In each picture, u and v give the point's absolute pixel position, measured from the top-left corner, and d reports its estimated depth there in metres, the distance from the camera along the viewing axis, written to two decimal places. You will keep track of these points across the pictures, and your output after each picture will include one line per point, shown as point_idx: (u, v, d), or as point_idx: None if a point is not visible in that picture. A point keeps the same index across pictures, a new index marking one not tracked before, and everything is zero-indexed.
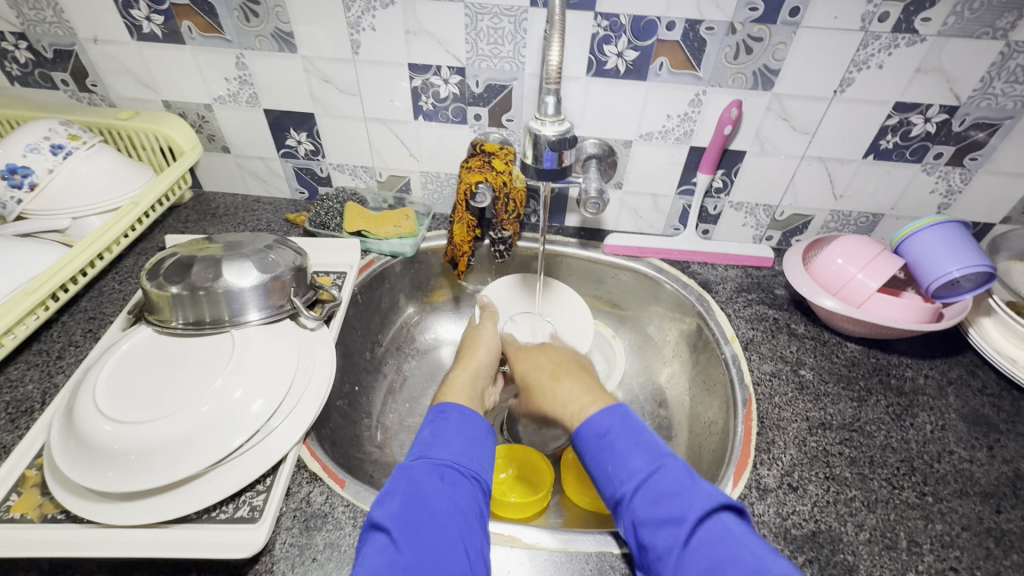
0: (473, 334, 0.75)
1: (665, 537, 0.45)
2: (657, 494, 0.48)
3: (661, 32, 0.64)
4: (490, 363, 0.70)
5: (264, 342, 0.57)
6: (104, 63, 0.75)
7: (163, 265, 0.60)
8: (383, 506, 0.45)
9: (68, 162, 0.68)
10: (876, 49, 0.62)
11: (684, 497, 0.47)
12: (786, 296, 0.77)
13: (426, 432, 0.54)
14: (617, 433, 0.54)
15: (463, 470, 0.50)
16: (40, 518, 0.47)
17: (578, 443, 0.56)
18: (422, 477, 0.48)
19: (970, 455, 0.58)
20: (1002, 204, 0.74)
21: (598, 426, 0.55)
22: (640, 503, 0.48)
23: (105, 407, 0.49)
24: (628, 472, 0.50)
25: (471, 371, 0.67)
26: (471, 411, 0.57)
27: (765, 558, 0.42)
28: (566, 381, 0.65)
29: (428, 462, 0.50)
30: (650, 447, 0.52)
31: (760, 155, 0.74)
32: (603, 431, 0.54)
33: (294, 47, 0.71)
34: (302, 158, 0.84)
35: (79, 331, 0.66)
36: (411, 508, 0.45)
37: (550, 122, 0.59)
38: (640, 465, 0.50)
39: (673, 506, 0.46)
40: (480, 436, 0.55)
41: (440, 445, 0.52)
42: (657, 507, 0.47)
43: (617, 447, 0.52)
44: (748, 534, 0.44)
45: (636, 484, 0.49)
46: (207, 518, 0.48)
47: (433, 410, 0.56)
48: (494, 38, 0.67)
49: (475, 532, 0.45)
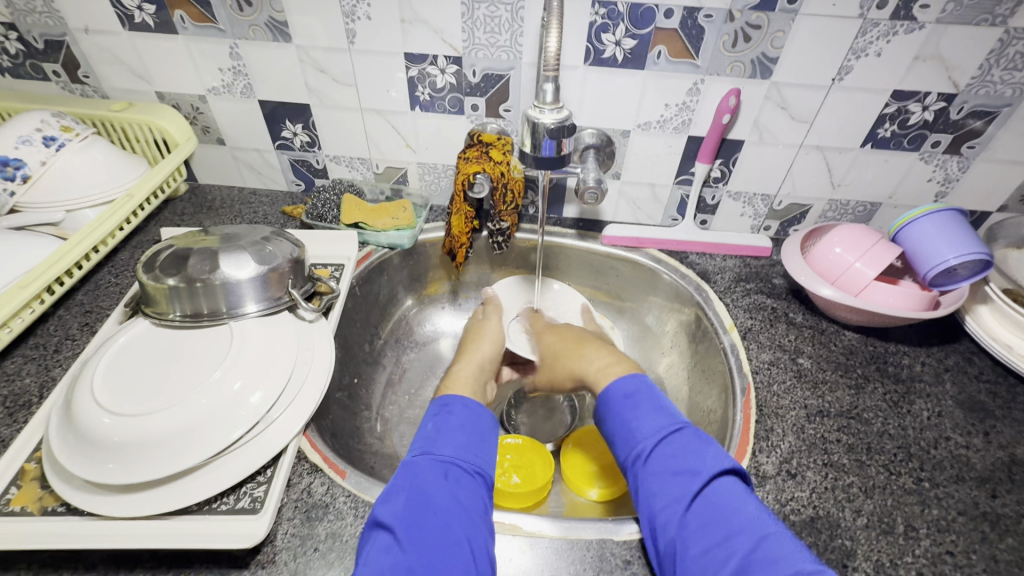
0: (477, 327, 0.75)
1: (675, 490, 0.47)
2: (675, 452, 0.50)
3: (659, 20, 0.63)
4: (495, 357, 0.70)
5: (263, 334, 0.57)
6: (96, 54, 0.74)
7: (160, 257, 0.59)
8: (386, 505, 0.45)
9: (61, 155, 0.68)
10: (874, 36, 0.62)
11: (700, 456, 0.49)
12: (784, 286, 0.78)
13: (428, 427, 0.54)
14: (643, 395, 0.56)
15: (467, 467, 0.50)
16: (40, 511, 0.47)
17: (602, 402, 0.58)
18: (425, 476, 0.48)
19: (967, 441, 0.59)
20: (999, 192, 0.74)
21: (625, 388, 0.57)
22: (657, 460, 0.50)
23: (103, 400, 0.48)
24: (648, 428, 0.52)
25: (475, 365, 0.67)
26: (474, 405, 0.57)
27: (764, 520, 0.44)
28: (586, 351, 0.67)
29: (431, 460, 0.50)
30: (671, 413, 0.54)
31: (759, 144, 0.74)
32: (630, 391, 0.56)
33: (288, 37, 0.70)
34: (298, 149, 0.83)
35: (76, 324, 0.66)
36: (414, 506, 0.45)
37: (549, 110, 0.59)
38: (659, 425, 0.52)
39: (688, 463, 0.48)
40: (483, 431, 0.55)
41: (444, 442, 0.52)
42: (672, 463, 0.49)
43: (642, 405, 0.55)
44: (748, 496, 0.46)
45: (655, 440, 0.51)
46: (208, 510, 0.48)
47: (436, 404, 0.56)
48: (491, 26, 0.66)
49: (480, 529, 0.46)
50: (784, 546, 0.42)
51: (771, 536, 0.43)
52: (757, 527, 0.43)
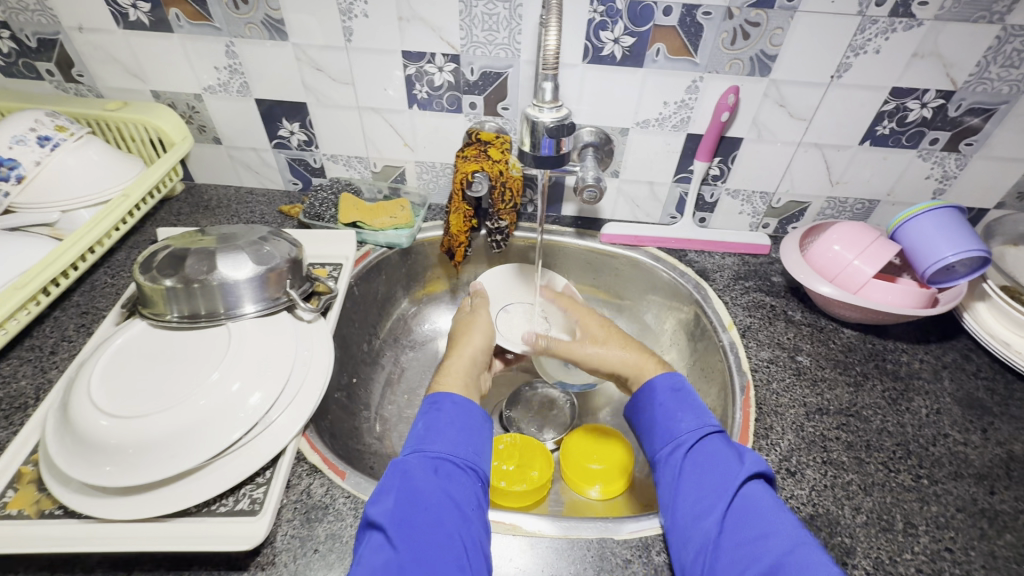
0: (467, 319, 0.74)
1: (713, 486, 0.49)
2: (714, 450, 0.51)
3: (658, 17, 0.63)
4: (485, 348, 0.70)
5: (261, 335, 0.57)
6: (89, 53, 0.74)
7: (156, 258, 0.59)
8: (377, 504, 0.45)
9: (56, 154, 0.67)
10: (873, 33, 0.62)
11: (736, 457, 0.50)
12: (783, 283, 0.78)
13: (419, 425, 0.54)
14: (687, 392, 0.58)
15: (459, 461, 0.50)
16: (38, 514, 0.47)
17: (643, 395, 0.60)
18: (415, 473, 0.48)
19: (965, 438, 0.59)
20: (996, 190, 0.74)
21: (671, 385, 0.59)
22: (696, 454, 0.52)
23: (101, 402, 0.48)
24: (691, 426, 0.54)
25: (466, 359, 0.67)
26: (464, 400, 0.57)
27: (796, 525, 0.45)
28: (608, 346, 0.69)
29: (422, 456, 0.50)
30: (710, 414, 0.56)
31: (757, 142, 0.73)
32: (675, 385, 0.59)
33: (285, 35, 0.69)
34: (295, 148, 0.83)
35: (72, 325, 0.66)
36: (405, 504, 0.45)
37: (547, 108, 0.59)
38: (701, 425, 0.54)
39: (724, 463, 0.50)
40: (475, 425, 0.55)
41: (434, 438, 0.52)
42: (710, 461, 0.51)
43: (686, 402, 0.57)
44: (781, 501, 0.48)
45: (696, 435, 0.53)
46: (207, 511, 0.48)
47: (426, 402, 0.56)
48: (489, 24, 0.66)
49: (472, 524, 0.46)
50: (819, 552, 0.42)
51: (806, 544, 0.43)
52: (790, 531, 0.44)
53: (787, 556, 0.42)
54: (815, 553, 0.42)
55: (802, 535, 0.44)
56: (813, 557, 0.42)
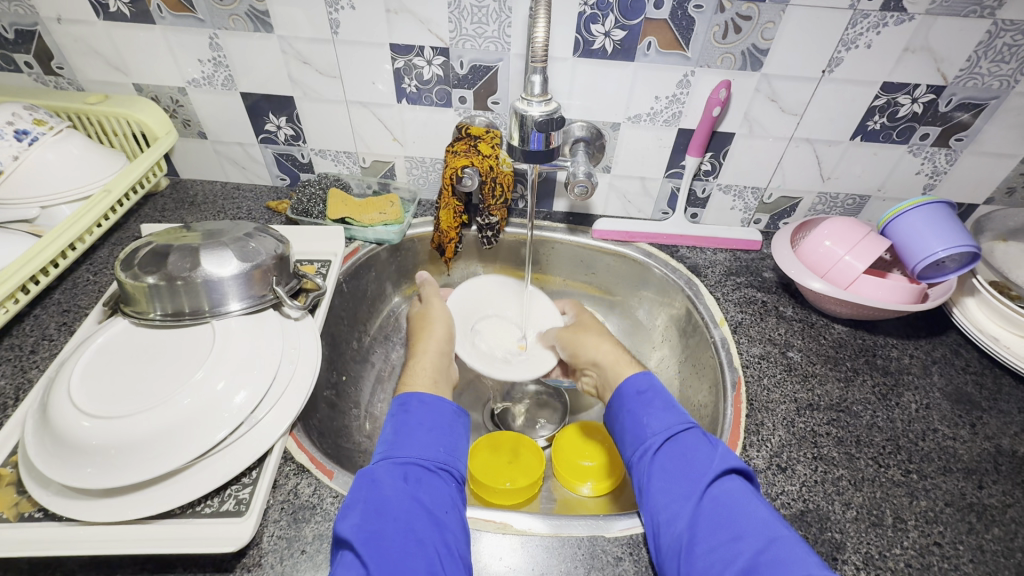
0: (422, 313, 0.74)
1: (684, 489, 0.48)
2: (682, 451, 0.51)
3: (649, 11, 0.62)
4: (449, 339, 0.71)
5: (247, 333, 0.56)
6: (70, 45, 0.72)
7: (138, 255, 0.58)
8: (346, 519, 0.44)
9: (35, 149, 0.66)
10: (864, 28, 0.62)
11: (707, 457, 0.50)
12: (774, 279, 0.78)
13: (387, 430, 0.54)
14: (655, 393, 0.58)
15: (427, 464, 0.50)
16: (17, 517, 0.46)
17: (614, 403, 0.60)
18: (384, 481, 0.48)
19: (953, 432, 0.59)
20: (985, 185, 0.74)
21: (639, 384, 0.59)
22: (665, 457, 0.51)
23: (81, 402, 0.47)
24: (659, 426, 0.54)
25: (433, 357, 0.66)
26: (432, 398, 0.57)
27: (770, 521, 0.44)
28: (588, 337, 0.70)
29: (390, 463, 0.50)
30: (680, 413, 0.55)
31: (749, 137, 0.73)
32: (642, 387, 0.59)
33: (270, 27, 0.68)
34: (282, 143, 0.81)
35: (53, 324, 0.64)
36: (374, 516, 0.45)
37: (537, 102, 0.58)
38: (669, 423, 0.54)
39: (694, 464, 0.50)
40: (446, 425, 0.55)
41: (403, 444, 0.52)
42: (679, 463, 0.50)
43: (654, 403, 0.57)
44: (755, 495, 0.47)
45: (664, 437, 0.53)
46: (192, 513, 0.47)
47: (394, 405, 0.56)
48: (478, 17, 0.65)
49: (446, 530, 0.46)
50: (794, 549, 0.42)
51: (780, 539, 0.43)
52: (763, 529, 0.44)
53: (760, 556, 0.42)
54: (791, 550, 0.42)
55: (776, 531, 0.43)
56: (786, 554, 0.41)
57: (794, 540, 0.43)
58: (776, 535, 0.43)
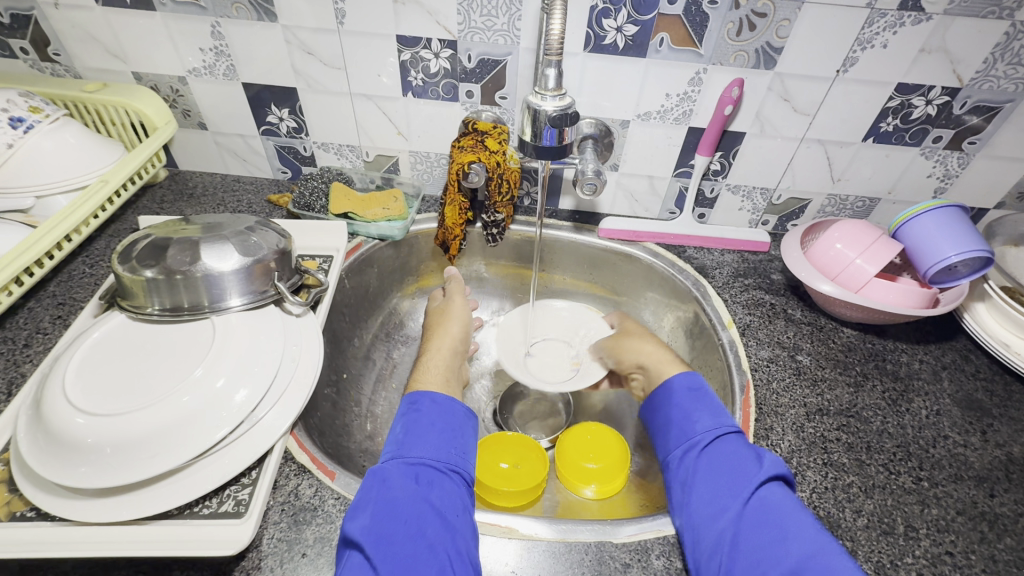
0: (443, 309, 0.73)
1: (730, 487, 0.48)
2: (730, 451, 0.51)
3: (662, 6, 0.61)
4: (465, 336, 0.70)
5: (247, 329, 0.54)
6: (67, 31, 0.70)
7: (136, 247, 0.56)
8: (354, 521, 0.43)
9: (30, 137, 0.64)
10: (881, 27, 0.61)
11: (756, 460, 0.49)
12: (782, 281, 0.77)
13: (397, 429, 0.53)
14: (705, 392, 0.57)
15: (439, 466, 0.49)
16: (8, 516, 0.44)
17: (661, 395, 0.59)
18: (394, 482, 0.46)
19: (964, 440, 0.58)
20: (996, 189, 0.74)
21: (688, 382, 0.58)
22: (713, 453, 0.51)
23: (77, 399, 0.45)
24: (707, 423, 0.54)
25: (440, 355, 0.65)
26: (445, 398, 0.55)
27: (817, 533, 0.43)
28: (630, 340, 0.69)
29: (401, 464, 0.48)
30: (729, 416, 0.55)
31: (760, 137, 0.72)
32: (694, 386, 0.58)
33: (274, 15, 0.66)
34: (284, 136, 0.80)
35: (48, 317, 0.63)
36: (383, 518, 0.43)
37: (550, 96, 0.57)
38: (717, 423, 0.53)
39: (742, 464, 0.49)
40: (457, 425, 0.54)
41: (413, 444, 0.50)
42: (725, 460, 0.50)
43: (703, 401, 0.56)
44: (801, 505, 0.46)
45: (712, 436, 0.52)
46: (189, 514, 0.46)
47: (404, 404, 0.54)
48: (487, 9, 0.63)
49: (456, 532, 0.44)
50: (841, 563, 0.41)
51: (827, 551, 0.42)
52: (811, 540, 0.43)
53: (808, 563, 0.41)
54: (840, 563, 0.41)
55: (829, 540, 0.43)
56: (835, 563, 0.41)
57: (841, 550, 0.42)
58: (821, 548, 0.42)
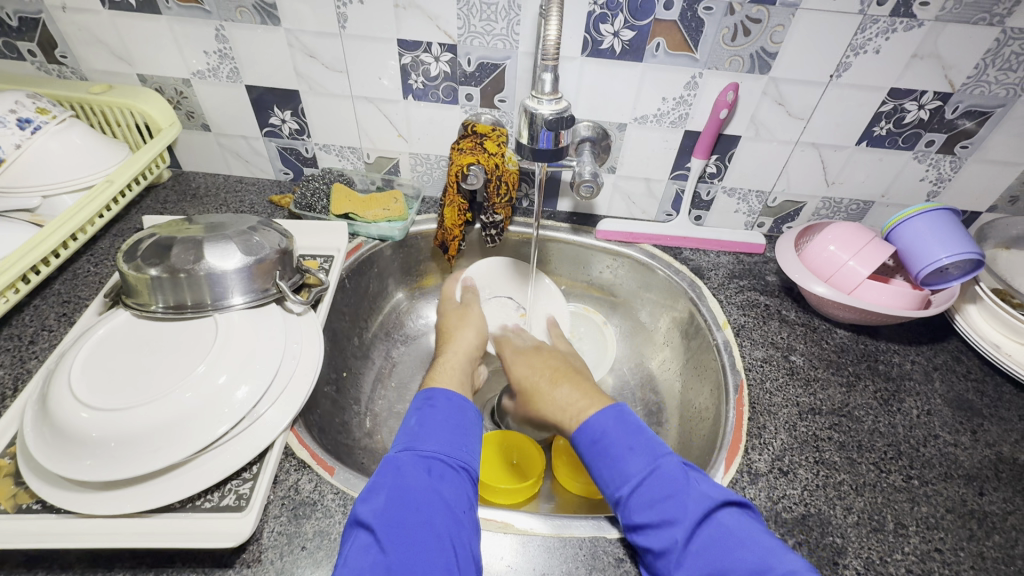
0: (462, 313, 0.75)
1: (663, 540, 0.45)
2: (652, 501, 0.47)
3: (658, 11, 0.62)
4: (481, 344, 0.70)
5: (249, 327, 0.55)
6: (74, 34, 0.71)
7: (141, 246, 0.57)
8: (366, 504, 0.45)
9: (37, 138, 0.65)
10: (874, 33, 0.62)
11: (680, 502, 0.46)
12: (777, 283, 0.78)
13: (411, 421, 0.54)
14: (609, 436, 0.53)
15: (451, 462, 0.50)
16: (15, 508, 0.45)
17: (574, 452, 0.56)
18: (408, 472, 0.48)
19: (955, 439, 0.59)
20: (988, 194, 0.75)
21: (592, 431, 0.54)
22: (636, 507, 0.48)
23: (82, 394, 0.47)
24: (623, 476, 0.50)
25: (460, 356, 0.66)
26: (459, 398, 0.56)
27: (768, 558, 0.42)
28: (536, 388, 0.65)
29: (415, 455, 0.49)
30: (641, 455, 0.51)
31: (755, 140, 0.73)
32: (596, 435, 0.54)
33: (277, 20, 0.68)
34: (287, 137, 0.81)
35: (53, 314, 0.64)
36: (395, 504, 0.45)
37: (547, 100, 0.58)
38: (632, 470, 0.50)
39: (669, 511, 0.46)
40: (468, 426, 0.54)
41: (426, 437, 0.51)
42: (649, 511, 0.47)
43: (612, 450, 0.52)
44: (743, 530, 0.44)
45: (630, 487, 0.49)
46: (191, 507, 0.47)
47: (419, 398, 0.55)
48: (487, 14, 0.65)
49: (463, 527, 0.45)
50: None
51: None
52: (763, 572, 0.41)
53: None
54: None
55: (775, 565, 0.41)
56: None
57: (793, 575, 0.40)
58: None
